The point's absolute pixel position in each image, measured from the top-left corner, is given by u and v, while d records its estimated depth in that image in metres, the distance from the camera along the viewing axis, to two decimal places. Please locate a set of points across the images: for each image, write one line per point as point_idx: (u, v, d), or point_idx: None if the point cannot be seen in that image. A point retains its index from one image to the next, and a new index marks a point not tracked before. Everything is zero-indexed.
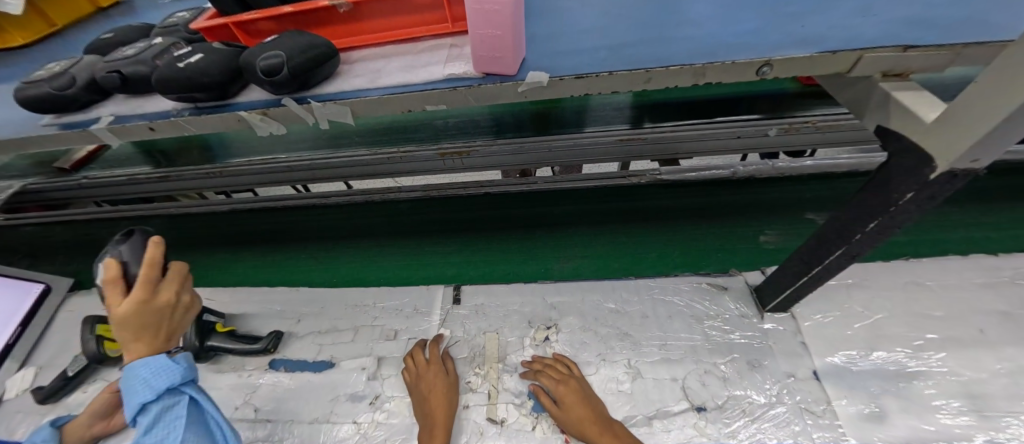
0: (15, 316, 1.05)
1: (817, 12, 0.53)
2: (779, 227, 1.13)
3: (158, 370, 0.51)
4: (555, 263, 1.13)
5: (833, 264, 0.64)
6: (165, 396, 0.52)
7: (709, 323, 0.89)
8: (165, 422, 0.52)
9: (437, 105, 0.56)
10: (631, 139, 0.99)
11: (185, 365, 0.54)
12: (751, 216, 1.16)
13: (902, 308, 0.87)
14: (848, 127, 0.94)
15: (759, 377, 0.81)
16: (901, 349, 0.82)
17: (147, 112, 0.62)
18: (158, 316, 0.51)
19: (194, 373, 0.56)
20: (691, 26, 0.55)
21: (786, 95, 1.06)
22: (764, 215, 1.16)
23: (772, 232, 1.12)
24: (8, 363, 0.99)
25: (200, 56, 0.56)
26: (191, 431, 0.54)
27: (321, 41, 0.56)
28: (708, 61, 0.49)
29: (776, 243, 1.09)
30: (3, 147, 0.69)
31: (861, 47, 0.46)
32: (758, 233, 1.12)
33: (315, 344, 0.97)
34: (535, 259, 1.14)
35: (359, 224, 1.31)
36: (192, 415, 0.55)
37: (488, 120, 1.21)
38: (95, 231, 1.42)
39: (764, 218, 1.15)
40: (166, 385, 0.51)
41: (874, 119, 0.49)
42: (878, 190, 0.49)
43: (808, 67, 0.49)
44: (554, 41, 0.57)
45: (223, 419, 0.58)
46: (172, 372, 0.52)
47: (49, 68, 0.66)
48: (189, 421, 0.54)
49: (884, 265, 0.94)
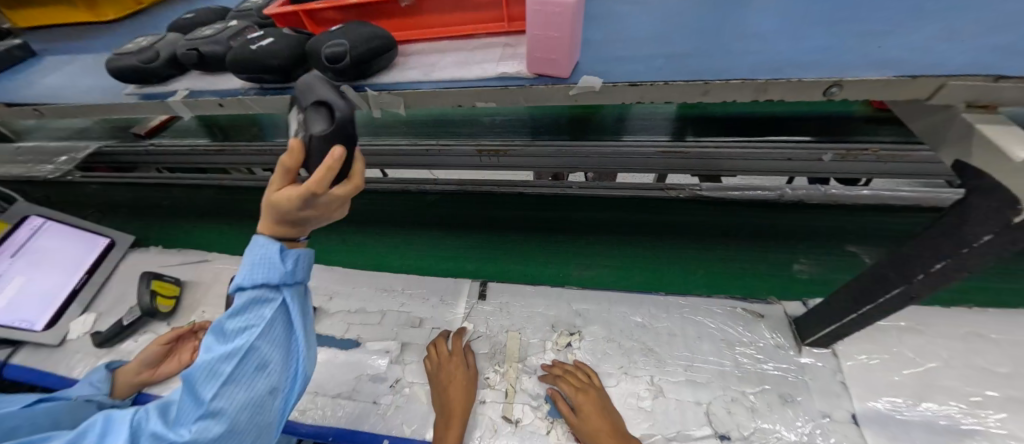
0: (82, 265, 1.14)
1: (897, 33, 0.50)
2: (815, 256, 1.07)
3: (265, 258, 0.46)
4: (574, 269, 1.13)
5: (887, 303, 0.60)
6: (258, 285, 0.45)
7: (741, 350, 0.86)
8: (250, 314, 0.46)
9: (487, 102, 0.57)
10: (672, 152, 0.96)
11: (288, 269, 0.46)
12: (786, 241, 1.10)
13: (959, 359, 0.80)
14: (914, 158, 0.87)
15: (791, 413, 0.77)
16: (954, 403, 0.75)
17: (218, 89, 0.67)
18: (308, 217, 0.46)
19: (301, 279, 0.49)
20: (755, 40, 0.53)
21: (847, 119, 1.00)
22: (799, 242, 1.10)
23: (807, 261, 1.06)
24: (73, 307, 1.08)
25: (271, 39, 0.60)
26: (268, 337, 0.46)
27: (383, 32, 0.58)
28: (771, 78, 0.47)
29: (811, 273, 1.04)
30: (91, 111, 0.76)
31: (944, 74, 0.43)
32: (793, 261, 1.06)
33: (344, 322, 1.00)
34: (557, 263, 1.14)
35: (395, 211, 1.35)
36: (276, 328, 0.47)
37: (528, 120, 1.21)
38: (157, 194, 1.53)
39: (799, 245, 1.09)
40: (264, 274, 0.45)
41: (951, 152, 0.46)
42: (950, 229, 0.46)
43: (880, 91, 0.46)
44: (610, 46, 0.57)
45: (303, 349, 0.49)
46: (274, 265, 0.45)
47: (137, 42, 0.72)
48: (272, 325, 0.46)
49: (943, 310, 0.87)
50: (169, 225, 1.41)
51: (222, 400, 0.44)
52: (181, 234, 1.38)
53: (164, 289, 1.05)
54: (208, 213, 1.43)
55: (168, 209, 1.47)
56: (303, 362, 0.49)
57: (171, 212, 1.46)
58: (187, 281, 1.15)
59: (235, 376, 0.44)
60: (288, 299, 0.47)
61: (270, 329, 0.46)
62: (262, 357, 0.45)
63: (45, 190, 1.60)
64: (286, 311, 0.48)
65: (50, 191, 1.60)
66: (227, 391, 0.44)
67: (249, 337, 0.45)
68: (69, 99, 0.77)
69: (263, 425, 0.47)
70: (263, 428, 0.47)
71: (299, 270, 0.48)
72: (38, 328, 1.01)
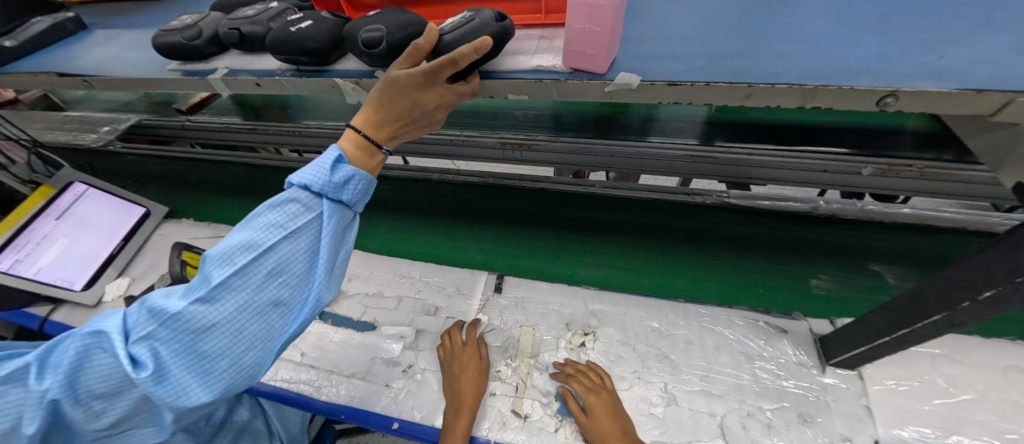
0: (120, 230, 1.19)
1: (960, 43, 0.47)
2: (835, 273, 1.03)
3: (322, 160, 0.46)
4: (583, 268, 1.12)
5: (924, 329, 0.57)
6: (302, 183, 0.45)
7: (760, 364, 0.83)
8: (286, 212, 0.44)
9: (520, 95, 0.56)
10: (701, 156, 0.93)
11: (334, 179, 0.45)
12: (805, 255, 1.06)
13: (997, 393, 0.76)
14: (963, 178, 0.82)
15: (809, 433, 0.74)
16: (988, 439, 0.71)
17: (256, 69, 0.68)
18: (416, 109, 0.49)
19: (345, 199, 0.47)
20: (804, 44, 0.51)
21: (892, 132, 0.95)
22: (820, 257, 1.06)
23: (827, 277, 1.02)
24: (109, 271, 1.13)
25: (310, 22, 0.61)
26: (296, 242, 0.45)
27: (419, 19, 0.58)
28: (820, 84, 0.45)
29: (828, 289, 1.01)
30: (137, 84, 0.79)
31: (1013, 89, 0.40)
32: (810, 276, 1.03)
33: (361, 305, 1.02)
34: (565, 261, 1.14)
35: (416, 199, 1.36)
36: (308, 235, 0.46)
37: (554, 116, 1.20)
38: (191, 169, 1.59)
39: (819, 261, 1.06)
40: (311, 175, 0.45)
41: None
42: (1005, 256, 0.43)
43: (939, 103, 0.43)
44: (648, 43, 0.55)
45: (320, 276, 0.46)
46: (321, 169, 0.45)
47: (182, 20, 0.74)
48: (304, 232, 0.45)
49: (983, 340, 0.82)
50: (201, 199, 1.47)
51: (232, 286, 0.42)
52: (211, 208, 1.42)
53: (193, 260, 1.09)
54: (238, 190, 1.48)
55: (200, 183, 1.53)
56: (317, 290, 0.47)
57: (203, 186, 1.51)
58: None
59: (253, 266, 0.43)
60: (327, 211, 0.46)
61: (298, 232, 0.45)
62: (279, 262, 0.44)
63: (89, 159, 1.69)
64: (321, 219, 0.46)
65: (94, 159, 1.68)
66: (240, 279, 0.42)
67: (276, 235, 0.44)
68: (116, 72, 0.80)
69: (257, 333, 0.44)
70: (258, 339, 0.44)
71: (345, 187, 0.47)
72: (77, 288, 1.07)
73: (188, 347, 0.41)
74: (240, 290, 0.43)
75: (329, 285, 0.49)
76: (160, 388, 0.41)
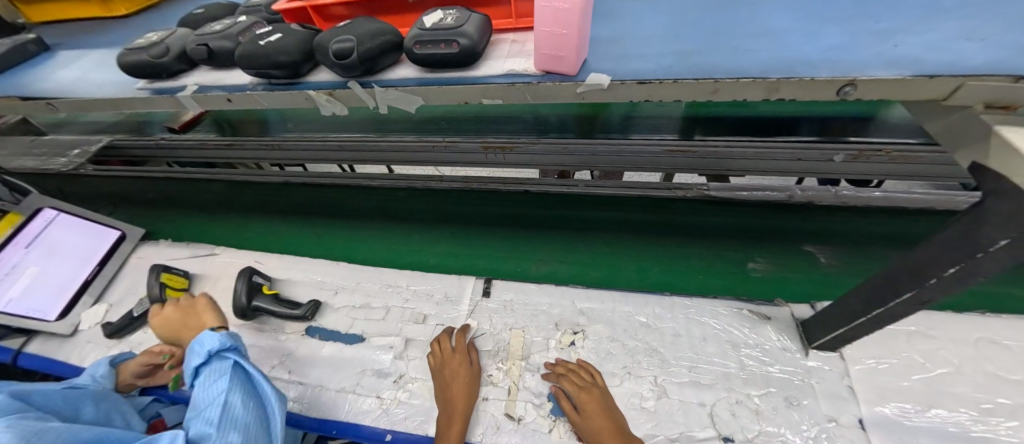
0: (93, 256, 1.16)
1: (912, 32, 0.49)
2: (770, 256, 1.08)
3: (201, 340, 0.63)
4: (532, 265, 1.14)
5: (899, 308, 0.59)
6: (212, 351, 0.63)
7: (746, 352, 0.85)
8: (210, 376, 0.61)
9: (494, 99, 0.57)
10: (679, 150, 0.95)
11: (221, 334, 0.64)
12: (743, 241, 1.11)
13: (971, 365, 0.79)
14: (929, 161, 0.85)
15: (796, 417, 0.76)
16: (964, 410, 0.74)
17: (226, 84, 0.67)
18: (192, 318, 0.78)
19: (238, 343, 0.66)
20: (766, 38, 0.52)
21: (857, 120, 0.99)
22: (756, 242, 1.11)
23: (762, 260, 1.07)
24: (84, 298, 1.10)
25: (280, 35, 0.61)
26: (235, 380, 0.62)
27: (390, 28, 0.58)
28: (783, 76, 0.46)
29: (764, 272, 1.05)
30: (103, 106, 0.77)
31: (962, 74, 0.42)
32: (747, 259, 1.07)
33: (349, 318, 1.01)
34: (515, 258, 1.16)
35: (400, 208, 1.35)
36: (240, 372, 0.63)
37: (534, 119, 1.21)
38: (167, 189, 1.55)
39: (755, 245, 1.11)
40: (207, 345, 0.62)
41: (968, 155, 0.45)
42: (965, 233, 0.45)
43: (897, 90, 0.45)
44: (618, 44, 0.56)
45: (268, 386, 0.64)
46: (206, 338, 0.63)
47: (148, 37, 0.72)
48: (236, 372, 0.62)
49: (955, 315, 0.86)
50: (177, 219, 1.43)
51: (225, 423, 0.57)
52: (189, 228, 1.39)
53: (173, 281, 1.06)
54: (218, 207, 1.45)
55: (177, 203, 1.49)
56: (274, 397, 0.65)
57: (180, 206, 1.48)
58: (196, 274, 1.16)
59: (228, 404, 0.58)
60: (236, 354, 0.64)
61: (232, 373, 0.62)
62: (238, 395, 0.60)
63: (58, 184, 1.63)
64: (240, 367, 0.63)
65: (63, 184, 1.63)
66: (225, 414, 0.57)
67: (225, 381, 0.60)
68: (82, 94, 0.78)
69: (263, 441, 0.59)
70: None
71: (232, 337, 0.66)
72: (51, 319, 1.03)
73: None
74: (232, 422, 0.57)
75: (279, 396, 0.66)
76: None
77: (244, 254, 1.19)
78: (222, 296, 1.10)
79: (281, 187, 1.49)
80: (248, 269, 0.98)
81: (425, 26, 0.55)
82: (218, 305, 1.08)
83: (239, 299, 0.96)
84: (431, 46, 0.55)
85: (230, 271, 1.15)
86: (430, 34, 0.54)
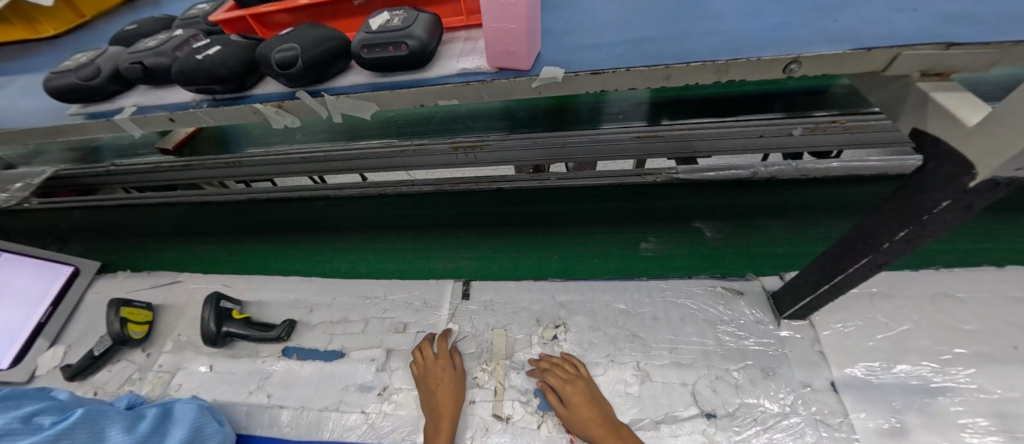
0: (45, 297, 1.08)
1: (850, 6, 0.51)
2: (663, 235, 1.11)
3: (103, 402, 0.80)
4: (438, 263, 1.15)
5: (857, 273, 0.61)
6: (120, 400, 0.81)
7: (723, 328, 0.87)
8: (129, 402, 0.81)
9: (450, 100, 0.56)
10: (649, 136, 0.94)
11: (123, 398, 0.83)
12: (637, 223, 1.14)
13: (929, 320, 0.83)
14: (879, 128, 0.89)
15: (773, 386, 0.79)
16: (926, 363, 0.78)
17: (167, 103, 0.64)
18: None
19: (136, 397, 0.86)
20: (715, 20, 0.53)
21: (810, 94, 1.03)
22: (651, 223, 1.14)
23: (655, 239, 1.10)
24: (39, 341, 1.04)
25: (220, 48, 0.57)
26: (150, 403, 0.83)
27: (338, 33, 0.56)
28: (731, 58, 0.47)
29: (654, 251, 1.08)
30: (31, 135, 0.71)
31: (897, 44, 0.44)
32: (640, 240, 1.10)
33: (327, 334, 0.98)
34: (421, 259, 1.16)
35: (358, 217, 1.31)
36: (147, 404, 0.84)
37: (504, 115, 1.20)
38: (121, 217, 1.47)
39: (651, 225, 1.14)
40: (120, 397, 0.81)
41: (907, 122, 0.46)
42: (912, 197, 0.47)
43: (839, 64, 0.47)
44: (571, 34, 0.56)
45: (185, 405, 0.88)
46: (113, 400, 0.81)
47: (77, 58, 0.68)
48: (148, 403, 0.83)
49: (914, 274, 0.90)
50: (135, 247, 1.36)
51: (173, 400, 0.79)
52: (148, 256, 1.32)
53: (135, 315, 1.00)
54: (176, 232, 1.38)
55: (133, 232, 1.41)
56: None
57: (137, 234, 1.40)
58: (160, 305, 1.10)
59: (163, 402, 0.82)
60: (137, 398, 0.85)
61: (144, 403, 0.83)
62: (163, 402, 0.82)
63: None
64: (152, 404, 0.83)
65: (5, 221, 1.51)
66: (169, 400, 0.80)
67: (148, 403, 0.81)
68: (9, 124, 0.73)
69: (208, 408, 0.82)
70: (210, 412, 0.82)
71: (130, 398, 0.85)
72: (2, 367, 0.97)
73: (182, 407, 0.75)
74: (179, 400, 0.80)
75: None
76: (185, 411, 0.74)
77: (211, 279, 1.14)
78: (190, 325, 1.05)
79: (242, 204, 1.42)
80: (214, 294, 0.94)
81: (372, 29, 0.53)
82: (186, 334, 1.04)
83: (207, 326, 0.92)
84: (380, 49, 0.53)
85: (197, 298, 1.10)
86: (377, 37, 0.52)
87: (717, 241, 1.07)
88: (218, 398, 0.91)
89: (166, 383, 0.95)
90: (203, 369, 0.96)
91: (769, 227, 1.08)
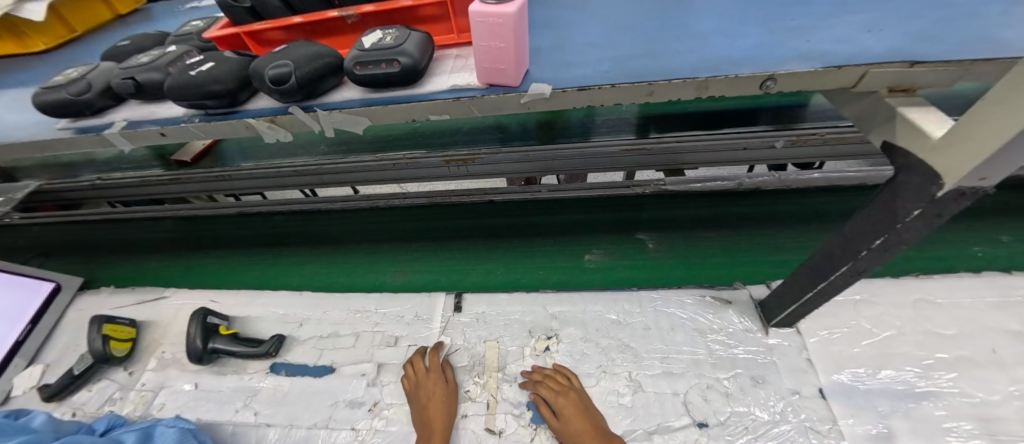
0: (23, 315, 1.05)
1: (821, 26, 0.53)
2: (606, 247, 1.12)
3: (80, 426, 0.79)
4: (388, 276, 1.15)
5: (838, 280, 0.63)
6: (98, 423, 0.80)
7: (712, 337, 0.88)
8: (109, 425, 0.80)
9: (441, 115, 0.57)
10: (636, 149, 0.96)
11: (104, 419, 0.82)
12: (580, 236, 1.16)
13: (911, 325, 0.85)
14: (858, 140, 0.92)
15: (763, 393, 0.80)
16: (911, 368, 0.80)
17: (159, 118, 0.64)
18: None
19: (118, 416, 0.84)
20: (694, 39, 0.55)
21: (791, 108, 1.07)
22: (592, 235, 1.16)
23: (599, 251, 1.12)
24: (17, 361, 1.00)
25: (213, 64, 0.58)
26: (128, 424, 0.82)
27: (330, 51, 0.58)
28: (711, 75, 0.49)
29: (598, 262, 1.09)
30: (16, 150, 0.71)
31: (865, 63, 0.47)
32: (584, 252, 1.11)
33: (316, 349, 0.97)
34: (371, 272, 1.16)
35: (348, 229, 1.29)
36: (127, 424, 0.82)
37: (496, 129, 1.21)
38: (104, 231, 1.44)
39: (593, 238, 1.15)
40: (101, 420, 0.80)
41: (878, 135, 0.49)
42: (886, 206, 0.49)
43: (812, 81, 0.49)
44: (559, 52, 0.58)
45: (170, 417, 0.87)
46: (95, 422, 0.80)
47: (68, 73, 0.68)
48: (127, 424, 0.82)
49: (896, 281, 0.92)
50: (118, 263, 1.33)
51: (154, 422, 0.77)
52: (133, 271, 1.29)
53: (118, 332, 0.98)
54: (162, 246, 1.36)
55: (117, 247, 1.38)
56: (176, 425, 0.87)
57: (122, 249, 1.37)
58: (144, 321, 1.08)
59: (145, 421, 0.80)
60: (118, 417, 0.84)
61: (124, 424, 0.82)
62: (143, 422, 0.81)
63: None
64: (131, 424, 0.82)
65: None
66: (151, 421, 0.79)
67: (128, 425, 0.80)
68: None
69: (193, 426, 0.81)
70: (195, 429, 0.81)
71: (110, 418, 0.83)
72: None
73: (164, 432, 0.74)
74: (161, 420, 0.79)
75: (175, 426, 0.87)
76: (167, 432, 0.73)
77: (198, 294, 1.12)
78: (176, 341, 1.03)
79: (230, 218, 1.40)
80: (200, 310, 0.93)
81: (364, 47, 0.54)
82: (171, 351, 1.01)
83: (194, 342, 0.90)
84: (372, 67, 0.54)
85: (183, 314, 1.08)
86: (370, 54, 0.54)
87: (659, 252, 1.09)
88: (204, 417, 0.89)
89: (149, 403, 0.92)
90: (189, 387, 0.94)
91: (706, 238, 1.10)
